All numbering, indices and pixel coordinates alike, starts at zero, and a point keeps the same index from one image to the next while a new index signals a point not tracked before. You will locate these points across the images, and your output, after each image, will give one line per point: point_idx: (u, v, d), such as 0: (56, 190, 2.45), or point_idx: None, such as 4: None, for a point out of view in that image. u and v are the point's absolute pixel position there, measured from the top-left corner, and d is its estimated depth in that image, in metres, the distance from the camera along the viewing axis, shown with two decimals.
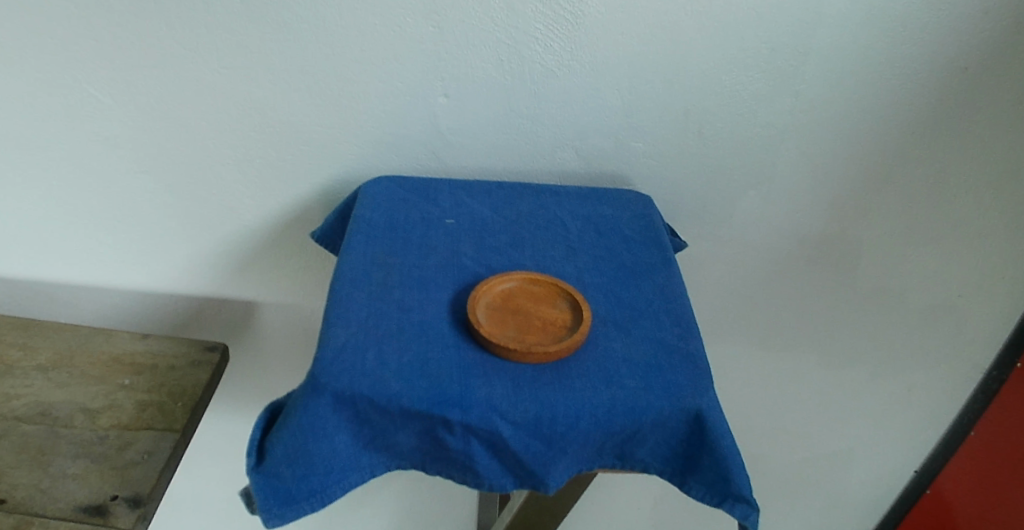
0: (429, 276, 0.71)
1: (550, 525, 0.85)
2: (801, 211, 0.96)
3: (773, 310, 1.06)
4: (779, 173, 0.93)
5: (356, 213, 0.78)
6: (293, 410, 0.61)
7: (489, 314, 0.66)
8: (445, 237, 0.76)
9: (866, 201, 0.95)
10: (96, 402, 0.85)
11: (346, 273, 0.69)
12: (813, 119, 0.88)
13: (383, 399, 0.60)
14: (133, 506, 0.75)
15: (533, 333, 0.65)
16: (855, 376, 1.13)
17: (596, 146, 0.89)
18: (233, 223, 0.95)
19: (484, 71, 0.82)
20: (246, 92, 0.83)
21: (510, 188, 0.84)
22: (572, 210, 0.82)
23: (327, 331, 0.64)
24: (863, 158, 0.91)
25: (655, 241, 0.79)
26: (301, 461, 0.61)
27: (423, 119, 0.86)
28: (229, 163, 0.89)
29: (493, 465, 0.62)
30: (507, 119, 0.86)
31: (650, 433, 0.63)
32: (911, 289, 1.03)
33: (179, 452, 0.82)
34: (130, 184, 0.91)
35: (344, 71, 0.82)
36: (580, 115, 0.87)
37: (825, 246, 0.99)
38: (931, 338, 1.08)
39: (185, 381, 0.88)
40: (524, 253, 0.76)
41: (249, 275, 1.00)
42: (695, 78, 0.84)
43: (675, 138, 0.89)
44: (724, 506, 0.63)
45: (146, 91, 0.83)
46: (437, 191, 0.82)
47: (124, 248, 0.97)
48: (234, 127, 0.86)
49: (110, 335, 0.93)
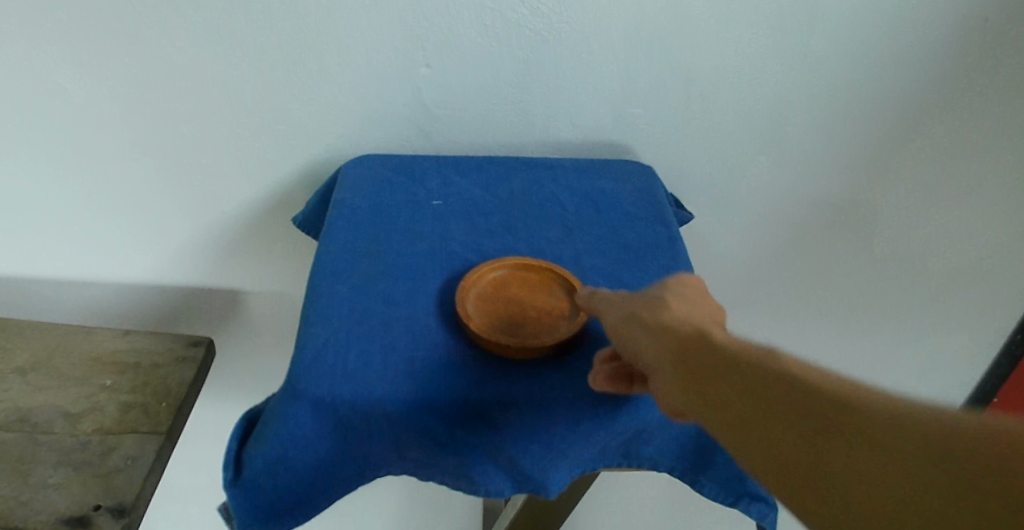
0: (416, 265, 0.66)
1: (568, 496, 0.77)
2: (815, 176, 0.90)
3: (787, 277, 1.01)
4: (791, 136, 0.86)
5: (337, 197, 0.73)
6: (272, 418, 0.56)
7: (478, 307, 0.62)
8: (432, 220, 0.71)
9: (883, 162, 0.89)
10: (77, 405, 0.81)
11: (325, 265, 0.65)
12: (826, 76, 0.81)
13: (366, 404, 0.55)
14: (117, 516, 0.72)
15: (528, 327, 0.61)
16: (872, 341, 1.09)
17: (593, 114, 0.83)
18: (213, 209, 0.90)
19: (468, 37, 0.76)
20: (214, 71, 0.77)
21: (502, 164, 0.79)
22: (568, 185, 0.77)
23: (306, 330, 0.59)
24: (879, 117, 0.85)
25: (659, 216, 0.74)
26: (282, 473, 0.57)
27: (407, 93, 0.80)
28: (204, 146, 0.83)
29: (489, 469, 0.58)
30: (496, 89, 0.81)
31: (657, 432, 0.59)
32: (931, 251, 0.98)
33: (166, 455, 0.79)
34: (104, 173, 0.86)
35: (317, 43, 0.76)
36: (573, 83, 0.80)
37: (840, 212, 0.93)
38: (953, 302, 1.03)
39: (170, 380, 0.84)
40: (517, 236, 0.71)
41: (235, 263, 0.95)
42: (696, 38, 0.77)
43: (678, 103, 0.82)
44: (739, 505, 0.61)
45: (107, 75, 0.77)
46: (423, 171, 0.77)
47: (103, 240, 0.92)
48: (206, 108, 0.80)
49: (92, 333, 0.89)
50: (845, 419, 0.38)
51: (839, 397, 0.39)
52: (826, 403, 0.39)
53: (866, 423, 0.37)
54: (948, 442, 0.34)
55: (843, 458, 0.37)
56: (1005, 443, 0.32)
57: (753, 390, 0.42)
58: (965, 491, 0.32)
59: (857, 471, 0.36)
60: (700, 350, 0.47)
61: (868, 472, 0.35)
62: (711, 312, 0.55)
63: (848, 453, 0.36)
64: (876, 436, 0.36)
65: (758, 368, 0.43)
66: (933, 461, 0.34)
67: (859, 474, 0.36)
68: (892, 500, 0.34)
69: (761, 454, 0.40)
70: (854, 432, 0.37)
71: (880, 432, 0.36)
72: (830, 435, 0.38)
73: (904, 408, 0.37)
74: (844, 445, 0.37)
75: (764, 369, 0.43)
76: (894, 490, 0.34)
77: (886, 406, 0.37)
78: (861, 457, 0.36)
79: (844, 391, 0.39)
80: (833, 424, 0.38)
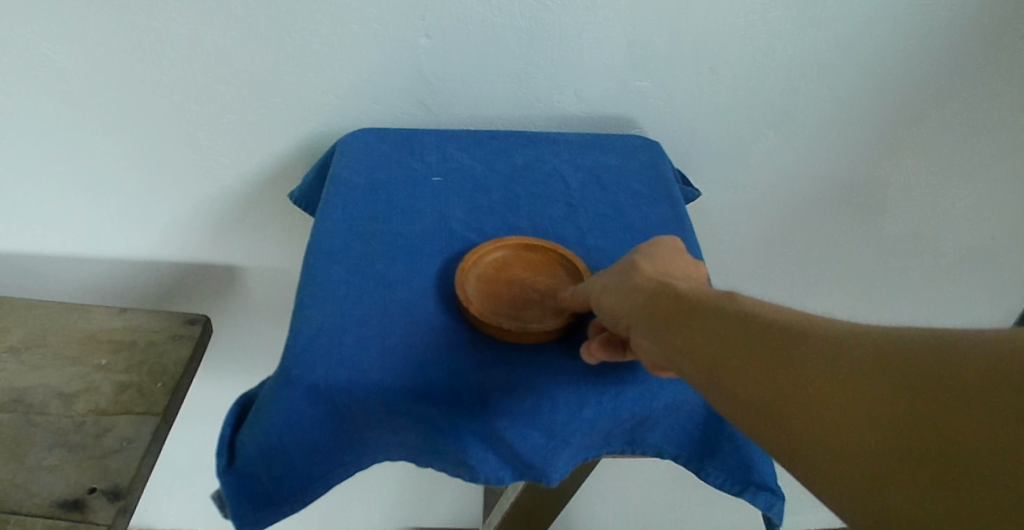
0: (415, 244, 0.64)
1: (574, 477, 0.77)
2: (828, 152, 0.87)
3: (797, 255, 0.98)
4: (804, 110, 0.83)
5: (333, 173, 0.70)
6: (264, 405, 0.55)
7: (479, 289, 0.60)
8: (431, 197, 0.69)
9: (899, 137, 0.86)
10: (72, 385, 0.80)
11: (321, 245, 0.63)
12: (842, 48, 0.78)
13: (363, 391, 0.54)
14: (112, 499, 0.71)
15: (529, 309, 0.59)
16: (879, 320, 1.07)
17: (598, 86, 0.80)
18: (208, 184, 0.87)
19: (469, 6, 0.73)
20: (205, 41, 0.74)
21: (504, 138, 0.76)
22: (572, 161, 0.74)
23: (301, 313, 0.58)
24: (896, 91, 0.81)
25: (666, 193, 0.71)
26: (277, 461, 0.55)
27: (405, 64, 0.77)
28: (197, 119, 0.81)
29: (489, 458, 0.56)
30: (497, 60, 0.77)
31: (661, 419, 0.57)
32: (944, 229, 0.95)
33: (162, 436, 0.78)
34: (94, 147, 0.83)
35: (311, 12, 0.73)
36: (579, 54, 0.77)
37: (853, 188, 0.90)
38: (964, 281, 1.01)
39: (165, 358, 0.83)
40: (519, 214, 0.68)
41: (231, 239, 0.93)
42: (707, 7, 0.74)
43: (687, 75, 0.79)
44: (746, 495, 0.59)
45: (95, 45, 0.74)
46: (422, 145, 0.74)
47: (96, 216, 0.90)
48: (198, 80, 0.77)
49: (85, 311, 0.87)
50: (848, 369, 0.38)
51: (834, 348, 0.39)
52: (823, 357, 0.39)
53: (874, 385, 0.37)
54: (951, 373, 0.35)
55: (854, 410, 0.37)
56: (1006, 365, 0.34)
57: (746, 348, 0.42)
58: (982, 421, 0.33)
59: (872, 421, 0.36)
60: (683, 310, 0.46)
61: (884, 420, 0.36)
62: (682, 268, 0.53)
63: (859, 405, 0.37)
64: (884, 395, 0.36)
65: (747, 324, 0.43)
66: (942, 397, 0.35)
67: (875, 422, 0.36)
68: (913, 441, 0.34)
69: (763, 413, 0.40)
70: (860, 381, 0.37)
71: (886, 391, 0.36)
72: (837, 389, 0.38)
73: (898, 347, 0.37)
74: (854, 397, 0.37)
75: (754, 325, 0.42)
76: (913, 431, 0.35)
77: (884, 359, 0.37)
78: (875, 422, 0.36)
79: (836, 340, 0.39)
80: (836, 377, 0.38)
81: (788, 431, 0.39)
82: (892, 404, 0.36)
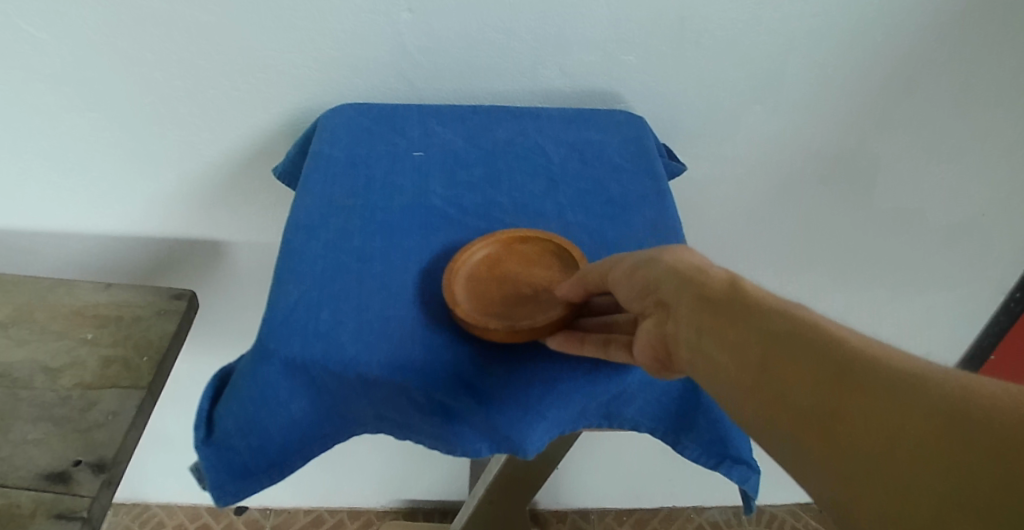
0: (394, 220, 0.64)
1: (557, 451, 0.78)
2: (816, 127, 0.86)
3: (786, 231, 0.98)
4: (789, 86, 0.83)
5: (314, 148, 0.70)
6: (243, 379, 0.55)
7: (469, 290, 0.57)
8: (411, 172, 0.68)
9: (886, 113, 0.85)
10: (57, 359, 0.80)
11: (300, 220, 0.63)
12: (828, 22, 0.77)
13: (338, 365, 0.54)
14: (97, 471, 0.71)
15: (524, 304, 0.56)
16: (868, 295, 1.07)
17: (583, 61, 0.80)
18: (194, 160, 0.87)
19: None
20: (187, 14, 0.73)
21: (486, 111, 0.75)
22: (555, 135, 0.74)
23: (278, 287, 0.58)
24: (883, 66, 0.81)
25: (648, 168, 0.71)
26: (254, 433, 0.56)
27: (387, 39, 0.77)
28: (180, 93, 0.80)
29: (464, 429, 0.56)
30: (480, 34, 0.77)
31: (638, 392, 0.58)
32: (933, 206, 0.95)
33: (147, 410, 0.78)
34: (77, 122, 0.82)
35: None
36: (563, 27, 0.77)
37: (841, 164, 0.90)
38: (952, 256, 1.01)
39: (150, 332, 0.83)
40: (499, 190, 0.68)
41: (220, 214, 0.93)
42: None
43: (671, 50, 0.79)
44: (721, 468, 0.60)
45: (75, 19, 0.73)
46: (404, 119, 0.74)
47: (82, 191, 0.90)
48: (180, 55, 0.77)
49: (72, 286, 0.87)
50: (895, 392, 0.32)
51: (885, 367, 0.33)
52: (873, 376, 0.33)
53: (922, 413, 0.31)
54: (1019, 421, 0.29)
55: (898, 440, 0.31)
56: None
57: (776, 353, 0.36)
58: None
59: (919, 456, 0.31)
60: (704, 295, 0.41)
61: (931, 459, 0.30)
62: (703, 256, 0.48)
63: (906, 434, 0.31)
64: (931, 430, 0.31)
65: (780, 328, 0.37)
66: (1007, 445, 0.29)
67: (917, 461, 0.31)
68: (954, 490, 0.29)
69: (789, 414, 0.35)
70: (907, 408, 0.32)
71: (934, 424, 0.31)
72: (884, 412, 0.32)
73: (964, 386, 0.31)
74: (899, 424, 0.31)
75: (792, 328, 0.37)
76: (963, 479, 0.29)
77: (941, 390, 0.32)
78: (914, 456, 0.31)
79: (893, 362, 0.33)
80: (885, 400, 0.32)
81: (812, 450, 0.34)
82: (944, 446, 0.30)
